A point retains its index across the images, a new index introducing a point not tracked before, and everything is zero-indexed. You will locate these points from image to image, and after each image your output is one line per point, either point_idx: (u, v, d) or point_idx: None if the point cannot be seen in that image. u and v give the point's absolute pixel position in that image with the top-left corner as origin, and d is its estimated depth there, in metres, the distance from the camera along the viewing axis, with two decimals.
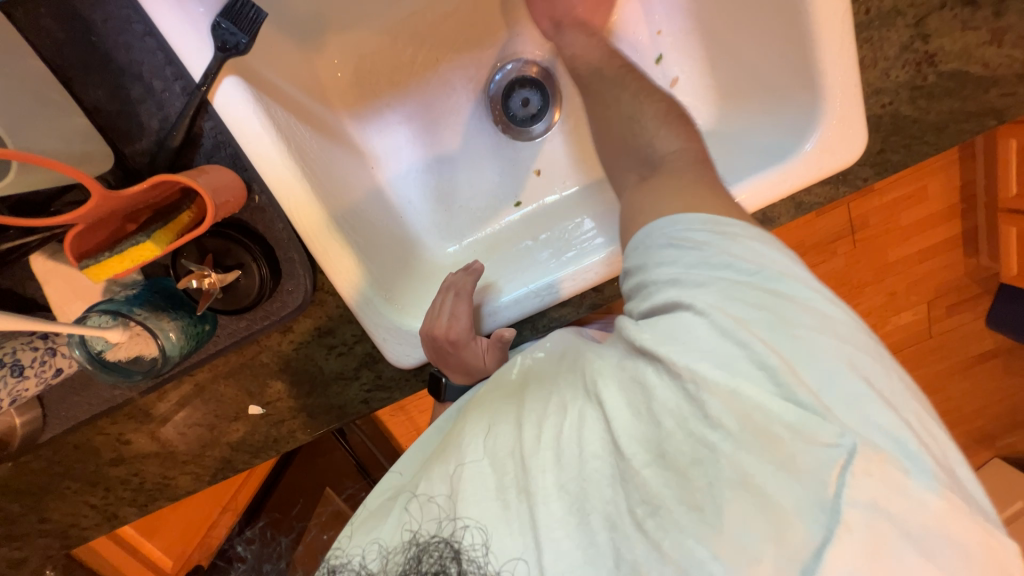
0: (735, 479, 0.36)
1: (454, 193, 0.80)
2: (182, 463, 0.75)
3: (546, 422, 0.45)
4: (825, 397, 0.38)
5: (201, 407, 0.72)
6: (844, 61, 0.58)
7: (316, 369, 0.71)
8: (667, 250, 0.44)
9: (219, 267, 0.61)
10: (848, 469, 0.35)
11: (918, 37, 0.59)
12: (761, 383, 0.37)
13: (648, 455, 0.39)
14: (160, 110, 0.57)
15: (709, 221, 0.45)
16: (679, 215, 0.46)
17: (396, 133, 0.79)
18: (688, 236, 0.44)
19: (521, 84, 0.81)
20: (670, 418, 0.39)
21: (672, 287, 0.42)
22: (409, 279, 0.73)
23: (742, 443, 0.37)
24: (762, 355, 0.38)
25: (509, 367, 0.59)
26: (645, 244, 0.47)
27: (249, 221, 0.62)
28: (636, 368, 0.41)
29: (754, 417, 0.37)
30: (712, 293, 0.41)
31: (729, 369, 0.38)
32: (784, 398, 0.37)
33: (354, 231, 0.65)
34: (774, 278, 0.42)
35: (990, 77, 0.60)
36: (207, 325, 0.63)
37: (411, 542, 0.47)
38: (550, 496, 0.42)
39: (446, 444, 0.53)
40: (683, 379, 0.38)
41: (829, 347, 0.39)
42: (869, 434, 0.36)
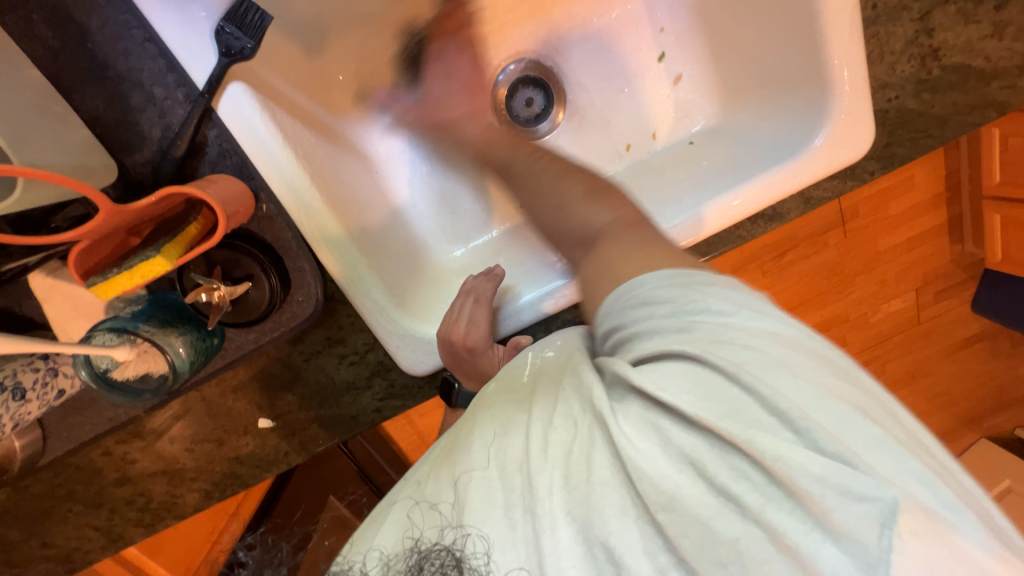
0: (762, 534, 0.37)
1: (458, 196, 0.80)
2: (190, 480, 0.73)
3: (551, 435, 0.44)
4: (855, 445, 0.38)
5: (208, 422, 0.71)
6: (853, 56, 0.58)
7: (327, 379, 0.70)
8: (639, 309, 0.46)
9: (227, 279, 0.59)
10: (891, 528, 0.36)
11: (923, 31, 0.60)
12: (777, 430, 0.38)
13: (664, 499, 0.38)
14: (162, 118, 0.55)
15: (672, 274, 0.47)
16: (641, 277, 0.48)
17: (398, 135, 0.78)
18: (656, 293, 0.46)
19: (524, 83, 0.81)
20: (687, 461, 0.39)
21: (654, 337, 0.44)
22: (420, 281, 0.73)
23: (770, 496, 0.37)
24: (771, 400, 0.38)
25: (520, 364, 0.56)
26: (616, 306, 0.48)
27: (257, 231, 0.60)
28: (644, 407, 0.41)
29: (779, 470, 0.37)
30: (698, 337, 0.42)
31: (741, 420, 0.38)
32: (809, 448, 0.37)
33: (363, 238, 0.64)
34: (750, 318, 0.43)
35: (992, 70, 0.61)
36: (215, 339, 0.61)
37: (412, 548, 0.44)
38: (557, 523, 0.41)
39: (451, 446, 0.50)
40: (705, 425, 0.38)
41: (834, 386, 0.40)
42: (907, 483, 0.37)
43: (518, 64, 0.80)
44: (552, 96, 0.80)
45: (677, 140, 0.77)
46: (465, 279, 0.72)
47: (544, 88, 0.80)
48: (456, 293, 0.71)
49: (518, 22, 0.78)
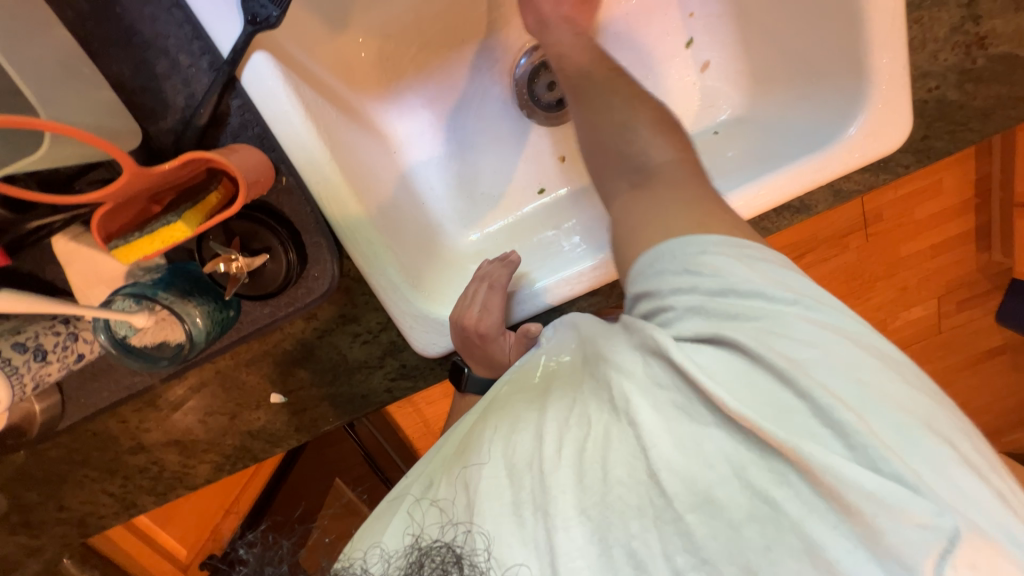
0: (803, 548, 0.36)
1: (477, 179, 0.79)
2: (202, 452, 0.74)
3: (568, 434, 0.43)
4: (913, 464, 0.37)
5: (222, 395, 0.71)
6: (894, 42, 0.56)
7: (340, 358, 0.70)
8: (683, 275, 0.45)
9: (245, 251, 0.59)
10: (947, 557, 0.35)
11: (969, 18, 0.57)
12: (827, 441, 0.37)
13: (694, 499, 0.38)
14: (186, 86, 0.55)
15: (729, 240, 0.46)
16: (689, 236, 0.47)
17: (418, 117, 0.77)
18: (705, 261, 0.45)
19: (548, 67, 0.79)
20: (722, 462, 0.39)
21: (695, 316, 0.44)
22: (435, 263, 0.72)
23: (815, 509, 0.36)
24: (826, 406, 0.38)
25: (530, 365, 0.54)
26: (647, 271, 0.48)
27: (275, 205, 0.60)
28: (686, 403, 0.40)
29: (815, 475, 0.36)
30: (750, 331, 0.42)
31: (784, 425, 0.38)
32: (861, 463, 0.36)
33: (380, 216, 0.64)
34: (811, 305, 0.43)
35: None
36: (231, 311, 0.62)
37: (412, 546, 0.42)
38: (570, 522, 0.40)
39: (462, 441, 0.49)
40: (734, 423, 0.38)
41: (856, 392, 0.39)
42: (973, 514, 0.36)
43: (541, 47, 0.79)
44: None
45: (702, 129, 0.75)
46: (481, 264, 0.72)
47: None
48: (471, 277, 0.71)
49: None
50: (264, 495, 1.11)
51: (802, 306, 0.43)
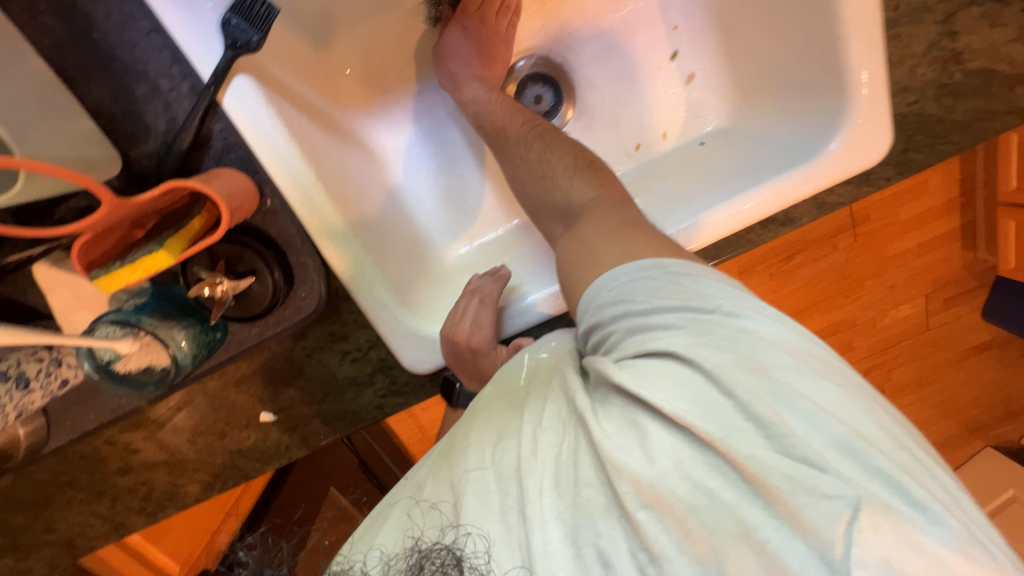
0: (736, 530, 0.36)
1: (465, 193, 0.79)
2: (191, 471, 0.74)
3: (542, 439, 0.43)
4: (822, 447, 0.37)
5: (211, 414, 0.71)
6: (873, 59, 0.56)
7: (329, 375, 0.69)
8: (616, 305, 0.47)
9: (230, 273, 0.59)
10: (853, 524, 0.34)
11: (946, 34, 0.58)
12: (750, 434, 0.37)
13: (642, 497, 0.37)
14: (167, 110, 0.54)
15: (651, 264, 0.48)
16: (615, 269, 0.50)
17: (404, 131, 0.77)
18: (632, 287, 0.47)
19: (534, 79, 0.79)
20: (668, 459, 0.38)
21: (634, 333, 0.45)
22: (424, 278, 0.72)
23: (744, 493, 0.36)
24: (748, 404, 0.38)
25: (516, 364, 0.56)
26: (594, 301, 0.50)
27: (261, 226, 0.60)
28: (629, 409, 0.41)
29: (748, 468, 0.36)
30: (682, 339, 0.42)
31: (715, 419, 0.38)
32: (777, 451, 0.37)
33: (366, 234, 0.64)
34: (732, 312, 0.44)
35: (1016, 75, 0.59)
36: (218, 333, 0.61)
37: (412, 548, 0.43)
38: (547, 525, 0.38)
39: (451, 446, 0.49)
40: (678, 424, 0.38)
41: (811, 387, 0.39)
42: (869, 484, 0.36)
43: (528, 60, 0.79)
44: (560, 92, 0.79)
45: (687, 141, 0.76)
46: (470, 279, 0.72)
47: (552, 84, 0.79)
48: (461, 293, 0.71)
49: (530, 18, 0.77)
50: (257, 507, 1.10)
51: (724, 313, 0.44)
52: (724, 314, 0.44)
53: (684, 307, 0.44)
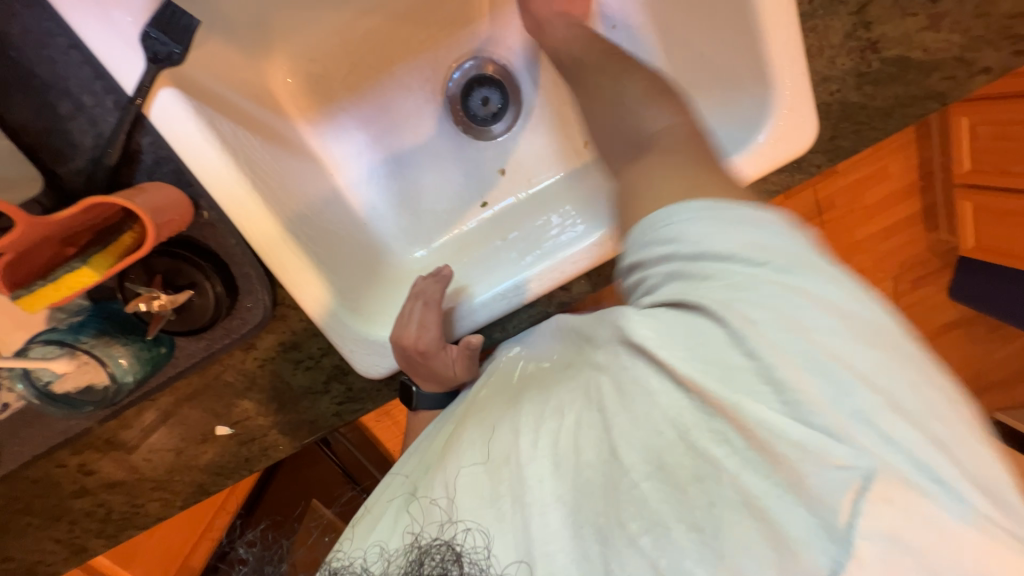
0: (737, 499, 0.34)
1: (418, 197, 0.80)
2: (149, 489, 0.73)
3: (542, 425, 0.42)
4: (838, 411, 0.33)
5: (167, 431, 0.70)
6: (791, 48, 0.58)
7: (284, 385, 0.69)
8: (667, 243, 0.40)
9: (169, 288, 0.59)
10: (862, 495, 0.31)
11: (861, 25, 0.60)
12: (767, 400, 0.34)
13: (648, 467, 0.37)
14: (93, 126, 0.54)
15: (722, 205, 0.39)
16: (691, 202, 0.40)
17: (353, 139, 0.78)
18: (692, 223, 0.39)
19: (480, 82, 0.80)
20: (670, 427, 0.37)
21: (673, 281, 0.39)
22: (377, 284, 0.72)
23: (747, 460, 0.34)
24: (769, 366, 0.35)
25: (510, 371, 0.58)
26: (644, 235, 0.42)
27: (200, 239, 0.60)
28: (632, 368, 0.40)
29: (757, 435, 0.34)
30: (710, 291, 0.37)
31: (730, 384, 0.35)
32: (792, 416, 0.34)
33: (312, 242, 0.64)
34: (790, 267, 0.37)
35: (931, 61, 0.61)
36: (163, 348, 0.61)
37: (410, 545, 0.41)
38: (546, 508, 0.39)
39: (444, 448, 0.50)
40: (689, 386, 0.36)
41: (856, 355, 0.34)
42: (887, 452, 0.32)
43: (474, 62, 0.79)
44: (507, 93, 0.80)
45: None
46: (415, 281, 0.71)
47: (500, 88, 0.80)
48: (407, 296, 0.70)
49: (471, 21, 0.78)
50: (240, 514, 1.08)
51: (772, 269, 0.36)
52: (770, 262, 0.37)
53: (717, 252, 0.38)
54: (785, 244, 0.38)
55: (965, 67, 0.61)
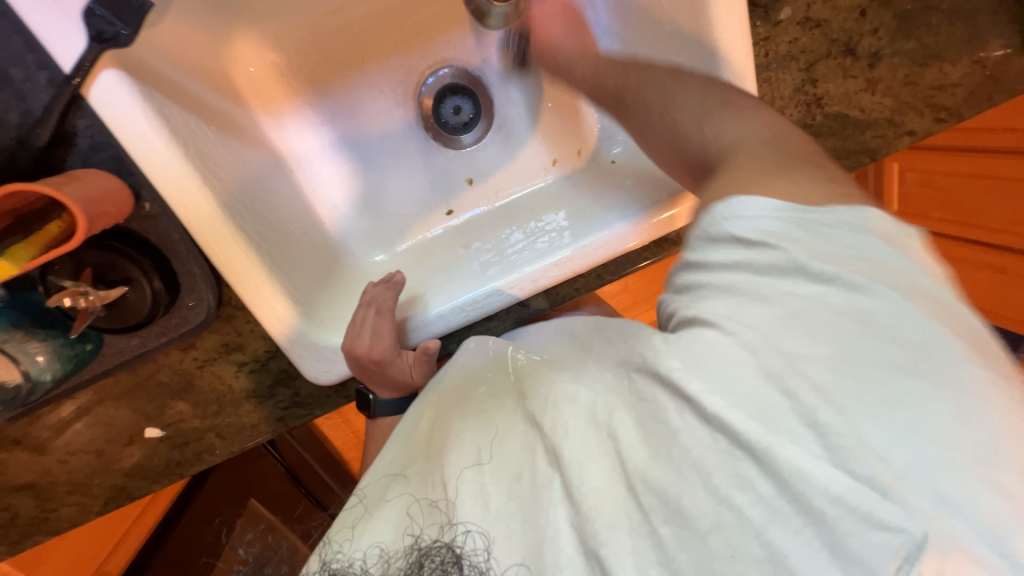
0: (764, 554, 0.33)
1: (382, 200, 0.78)
2: (65, 493, 0.67)
3: (532, 437, 0.43)
4: (896, 467, 0.31)
5: (88, 431, 0.65)
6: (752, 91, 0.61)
7: (224, 388, 0.66)
8: (727, 247, 0.38)
9: (99, 283, 0.56)
10: (909, 563, 0.31)
11: (808, 81, 0.65)
12: (806, 444, 0.32)
13: (660, 502, 0.36)
14: (21, 102, 0.52)
15: (784, 207, 0.37)
16: (756, 198, 0.38)
17: (317, 134, 0.75)
18: (754, 229, 0.37)
19: (453, 90, 0.79)
20: (691, 471, 0.35)
21: (721, 295, 0.37)
22: (333, 287, 0.71)
23: (776, 512, 0.33)
24: (814, 412, 0.32)
25: (496, 359, 0.56)
26: (708, 234, 0.39)
27: (139, 231, 0.57)
28: (656, 401, 0.38)
29: (788, 478, 0.32)
30: (724, 302, 0.37)
31: (766, 423, 0.33)
32: (846, 473, 0.32)
33: (264, 241, 0.61)
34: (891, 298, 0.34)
35: (866, 120, 0.67)
36: (88, 345, 0.58)
37: (412, 546, 0.43)
38: (556, 531, 0.39)
39: (439, 437, 0.49)
40: (714, 421, 0.34)
41: (955, 417, 0.32)
42: (950, 524, 0.30)
43: (448, 70, 0.79)
44: (479, 104, 0.80)
45: (601, 159, 0.77)
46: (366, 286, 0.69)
47: (472, 97, 0.80)
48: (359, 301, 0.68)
49: (447, 28, 0.77)
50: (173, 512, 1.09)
51: (837, 294, 0.34)
52: (812, 275, 0.35)
53: (753, 262, 0.37)
54: (840, 257, 0.35)
55: (893, 128, 0.68)
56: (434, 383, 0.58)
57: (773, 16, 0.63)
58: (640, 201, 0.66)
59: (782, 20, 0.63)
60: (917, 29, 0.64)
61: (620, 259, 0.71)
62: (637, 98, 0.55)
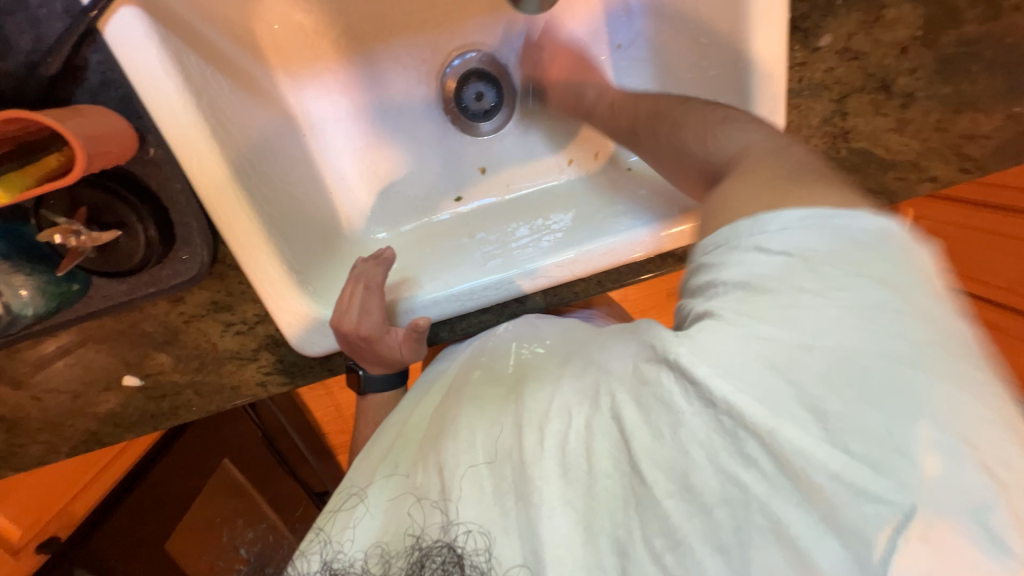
0: (766, 525, 0.32)
1: (391, 177, 0.77)
2: (35, 431, 0.66)
3: (547, 424, 0.41)
4: (892, 444, 0.30)
5: (67, 372, 0.64)
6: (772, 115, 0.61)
7: (208, 346, 0.65)
8: (750, 253, 0.36)
9: (93, 223, 0.56)
10: (900, 531, 0.30)
11: (838, 113, 0.64)
12: (806, 427, 0.31)
13: (671, 484, 0.35)
14: (35, 28, 0.51)
15: (808, 219, 0.35)
16: (778, 210, 0.36)
17: (334, 102, 0.74)
18: (782, 234, 0.35)
19: (478, 76, 0.78)
20: (699, 449, 0.34)
21: (741, 290, 0.35)
22: (332, 256, 0.70)
23: (777, 488, 0.32)
24: (816, 398, 0.31)
25: (505, 356, 0.58)
26: (728, 241, 0.38)
27: (141, 176, 0.57)
28: (659, 383, 0.36)
29: (788, 460, 0.31)
30: (738, 299, 0.34)
31: (772, 406, 0.31)
32: (835, 447, 0.30)
33: (267, 202, 0.60)
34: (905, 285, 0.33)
35: (890, 161, 0.66)
36: (75, 285, 0.58)
37: (412, 546, 0.44)
38: (554, 510, 0.39)
39: (438, 429, 0.50)
40: (716, 406, 0.33)
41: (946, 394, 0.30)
42: (939, 494, 0.29)
43: (476, 54, 0.78)
44: (501, 92, 0.80)
45: (618, 165, 0.76)
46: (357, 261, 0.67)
47: (495, 85, 0.79)
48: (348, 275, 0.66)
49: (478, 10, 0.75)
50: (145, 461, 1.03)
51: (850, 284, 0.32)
52: (822, 278, 0.33)
53: (767, 265, 0.34)
54: (859, 263, 0.33)
55: (916, 172, 0.66)
56: (448, 377, 0.60)
57: (813, 41, 0.62)
58: (652, 213, 0.65)
59: (821, 48, 0.62)
60: (956, 75, 0.63)
61: (622, 269, 0.70)
62: (676, 124, 0.55)
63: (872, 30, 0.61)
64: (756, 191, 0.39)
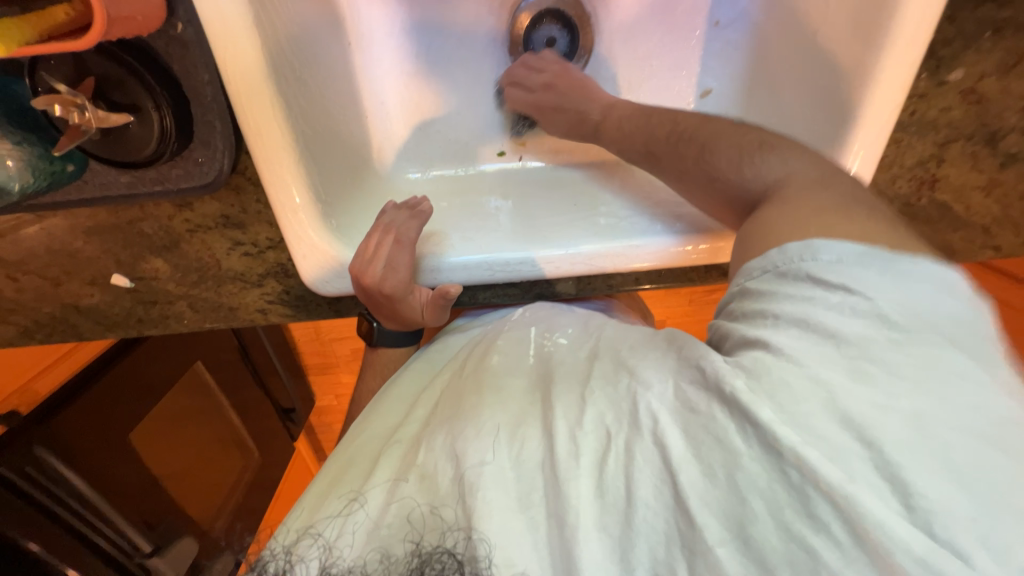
0: None
1: (434, 113, 0.70)
2: (4, 309, 0.61)
3: (582, 437, 0.39)
4: (975, 532, 0.28)
5: (47, 256, 0.58)
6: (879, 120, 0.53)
7: (210, 262, 0.59)
8: (806, 283, 0.36)
9: (100, 100, 0.48)
10: None
11: (935, 158, 0.59)
12: (883, 495, 0.29)
13: (727, 532, 0.33)
14: None
15: (864, 254, 0.35)
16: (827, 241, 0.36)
17: (391, 13, 0.65)
18: (837, 268, 0.35)
19: (554, 17, 0.70)
20: (759, 498, 0.32)
21: (796, 326, 0.34)
22: (358, 189, 0.63)
23: (851, 559, 0.29)
24: (895, 465, 0.29)
25: (525, 345, 0.56)
26: (779, 265, 0.38)
27: (161, 53, 0.48)
28: (712, 416, 0.35)
29: (863, 530, 0.29)
30: (790, 335, 0.34)
31: (840, 463, 0.30)
32: (918, 527, 0.28)
33: (302, 113, 0.53)
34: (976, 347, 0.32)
35: (964, 220, 0.62)
36: (70, 166, 0.51)
37: (412, 552, 0.42)
38: (589, 535, 0.37)
39: (453, 410, 0.48)
40: (777, 451, 0.31)
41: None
42: None
43: None
44: (576, 43, 0.71)
45: None
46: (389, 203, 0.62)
47: (572, 33, 0.71)
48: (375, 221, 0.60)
49: None
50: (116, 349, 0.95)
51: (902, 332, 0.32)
52: (889, 325, 0.32)
53: (822, 301, 0.34)
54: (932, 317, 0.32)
55: (984, 237, 0.62)
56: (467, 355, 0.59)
57: (942, 72, 0.56)
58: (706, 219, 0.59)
59: (948, 82, 0.56)
60: None
61: (662, 271, 0.66)
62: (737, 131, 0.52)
63: (1006, 76, 0.55)
64: (805, 222, 0.39)
